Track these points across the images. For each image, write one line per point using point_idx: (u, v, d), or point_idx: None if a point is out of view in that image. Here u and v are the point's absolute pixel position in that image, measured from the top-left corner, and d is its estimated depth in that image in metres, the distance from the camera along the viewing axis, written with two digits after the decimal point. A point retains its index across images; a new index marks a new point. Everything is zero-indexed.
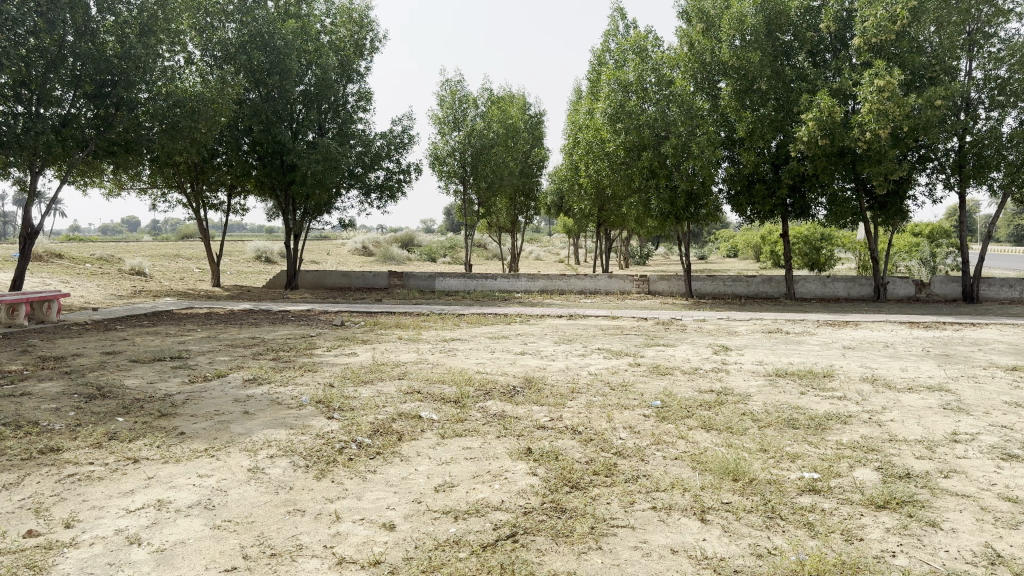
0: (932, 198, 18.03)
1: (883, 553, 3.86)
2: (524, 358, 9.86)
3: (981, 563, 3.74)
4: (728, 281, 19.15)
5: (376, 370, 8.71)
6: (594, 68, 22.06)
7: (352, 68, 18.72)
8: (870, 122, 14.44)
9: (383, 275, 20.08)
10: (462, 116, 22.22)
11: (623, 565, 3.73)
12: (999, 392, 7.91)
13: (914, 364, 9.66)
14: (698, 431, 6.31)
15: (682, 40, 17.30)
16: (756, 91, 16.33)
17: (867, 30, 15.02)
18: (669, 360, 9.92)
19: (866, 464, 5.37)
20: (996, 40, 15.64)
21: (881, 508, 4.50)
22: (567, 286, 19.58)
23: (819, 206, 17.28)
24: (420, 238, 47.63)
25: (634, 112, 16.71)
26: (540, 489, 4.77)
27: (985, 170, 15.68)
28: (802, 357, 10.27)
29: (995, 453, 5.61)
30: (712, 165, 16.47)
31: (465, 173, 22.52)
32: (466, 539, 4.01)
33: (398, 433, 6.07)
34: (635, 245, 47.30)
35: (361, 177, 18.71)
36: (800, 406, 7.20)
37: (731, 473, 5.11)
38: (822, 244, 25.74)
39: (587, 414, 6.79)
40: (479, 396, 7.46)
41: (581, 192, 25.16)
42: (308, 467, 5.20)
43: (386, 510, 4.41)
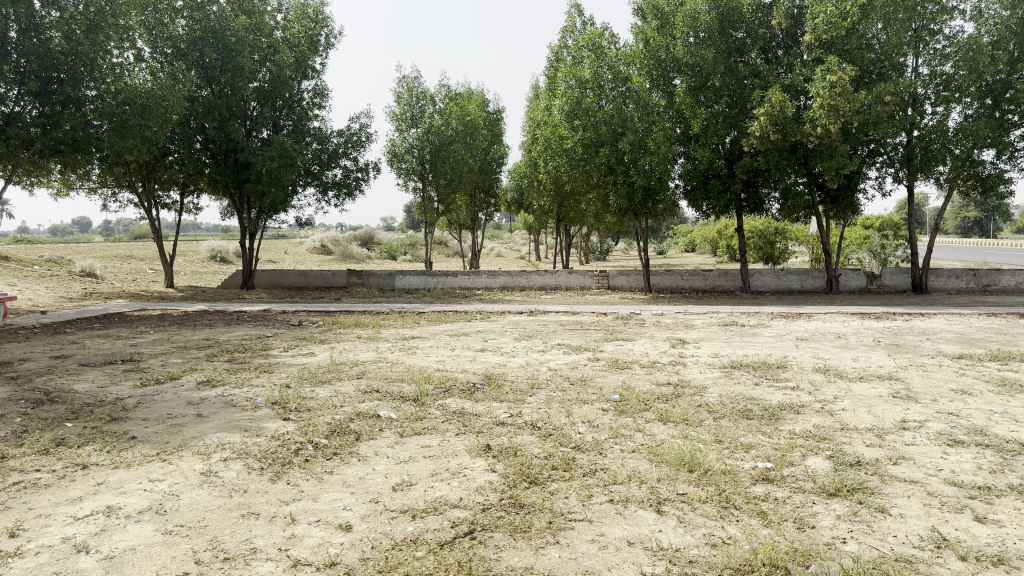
0: (881, 191, 18.43)
1: (834, 540, 3.93)
2: (484, 355, 9.85)
3: (928, 547, 3.83)
4: (686, 275, 19.35)
5: (333, 370, 8.62)
6: (551, 64, 22.07)
7: (307, 64, 18.52)
8: (820, 117, 14.71)
9: (342, 274, 19.89)
10: (420, 113, 21.98)
11: (580, 558, 3.74)
12: (946, 379, 8.13)
13: (866, 354, 9.87)
14: (656, 424, 6.36)
15: (637, 37, 17.34)
16: (710, 88, 16.50)
17: (818, 26, 15.27)
18: (628, 354, 9.99)
19: (818, 452, 5.46)
20: (941, 37, 16.07)
21: (833, 496, 4.57)
22: (527, 282, 19.62)
23: (772, 200, 17.56)
24: (380, 235, 47.34)
25: (592, 108, 16.77)
26: (498, 486, 4.76)
27: (932, 163, 16.04)
28: (757, 349, 10.42)
29: (942, 439, 5.76)
30: (668, 161, 16.63)
31: (423, 170, 22.35)
32: (424, 537, 3.98)
33: (355, 433, 6.00)
34: (595, 241, 47.45)
35: (317, 175, 18.48)
36: (754, 397, 7.30)
37: (686, 464, 5.16)
38: (776, 239, 26.15)
39: (547, 410, 6.79)
40: (439, 394, 7.41)
41: (541, 189, 25.22)
42: (263, 469, 5.12)
43: (342, 511, 4.36)
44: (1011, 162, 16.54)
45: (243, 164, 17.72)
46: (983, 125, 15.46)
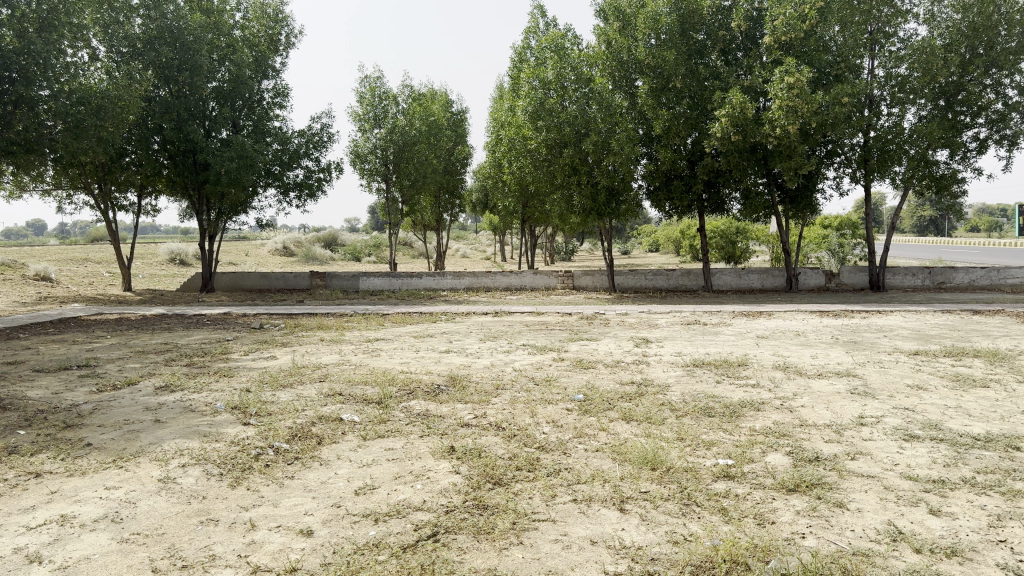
0: (839, 190, 18.76)
1: (794, 535, 3.97)
2: (448, 356, 9.81)
3: (884, 541, 3.89)
4: (650, 275, 19.49)
5: (295, 373, 8.52)
6: (514, 65, 22.08)
7: (267, 64, 18.31)
8: (779, 118, 14.91)
9: (304, 276, 19.68)
10: (383, 113, 21.86)
11: (543, 559, 3.74)
12: (902, 375, 8.30)
13: (824, 351, 10.02)
14: (619, 422, 6.39)
15: (599, 38, 17.45)
16: (671, 89, 16.63)
17: (777, 28, 15.46)
18: (593, 354, 10.03)
19: (778, 449, 5.53)
20: (896, 39, 16.40)
21: (792, 491, 4.63)
22: (492, 283, 19.61)
23: (733, 200, 17.78)
24: (343, 235, 47.03)
25: (555, 109, 16.81)
26: (462, 487, 4.74)
27: (888, 163, 16.36)
28: (719, 347, 10.54)
29: (898, 435, 5.87)
30: (631, 162, 16.73)
31: (387, 171, 22.19)
32: (387, 541, 3.94)
33: (317, 437, 5.94)
34: (560, 241, 47.63)
35: (278, 176, 18.25)
36: (716, 395, 7.37)
37: (650, 462, 5.19)
38: (738, 238, 26.52)
39: (511, 411, 6.78)
40: (403, 396, 7.37)
41: (505, 190, 25.24)
42: (222, 475, 5.04)
43: (303, 516, 4.30)
44: (963, 162, 16.94)
45: (202, 165, 17.45)
46: (936, 126, 15.79)
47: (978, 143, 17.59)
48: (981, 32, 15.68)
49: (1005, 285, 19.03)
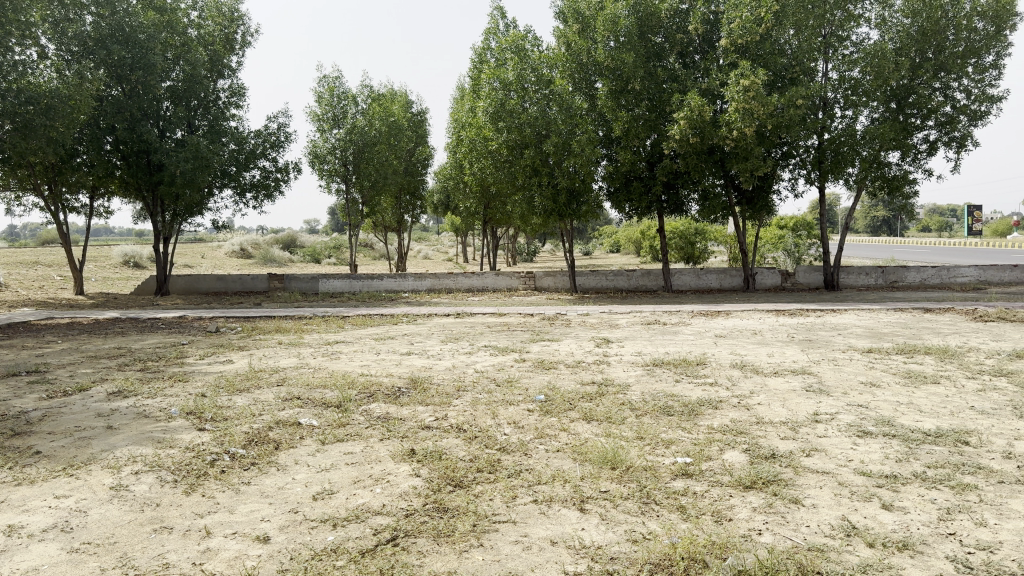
0: (794, 192, 19.07)
1: (750, 532, 4.02)
2: (409, 358, 9.76)
3: (839, 536, 3.96)
4: (610, 275, 19.59)
5: (252, 377, 8.39)
6: (474, 66, 22.07)
7: (222, 63, 18.04)
8: (736, 120, 15.08)
9: (262, 278, 19.40)
10: (342, 113, 21.64)
11: (504, 560, 3.72)
12: (855, 372, 8.47)
13: (780, 349, 10.19)
14: (580, 422, 6.41)
15: (559, 40, 17.52)
16: (630, 91, 16.73)
17: (733, 31, 15.66)
18: (554, 354, 10.06)
19: (735, 446, 5.60)
20: (849, 43, 16.75)
21: (749, 488, 4.68)
22: (453, 284, 19.55)
23: (691, 201, 17.96)
24: (302, 237, 46.61)
25: (516, 110, 16.82)
26: (422, 490, 4.71)
27: (842, 165, 16.67)
28: (678, 346, 10.65)
29: (851, 431, 5.97)
30: (591, 163, 16.82)
31: (347, 172, 21.93)
32: (345, 546, 3.89)
33: (275, 442, 5.85)
34: (521, 243, 47.77)
35: (235, 177, 17.98)
36: (675, 394, 7.44)
37: (610, 462, 5.21)
38: (696, 239, 26.87)
39: (472, 412, 6.76)
40: (363, 399, 7.30)
41: (466, 191, 25.20)
42: (177, 481, 4.93)
43: (259, 522, 4.23)
44: (914, 164, 17.34)
45: (157, 166, 17.13)
46: (888, 129, 16.13)
47: (928, 145, 18.03)
48: (929, 36, 16.07)
49: (955, 284, 19.52)
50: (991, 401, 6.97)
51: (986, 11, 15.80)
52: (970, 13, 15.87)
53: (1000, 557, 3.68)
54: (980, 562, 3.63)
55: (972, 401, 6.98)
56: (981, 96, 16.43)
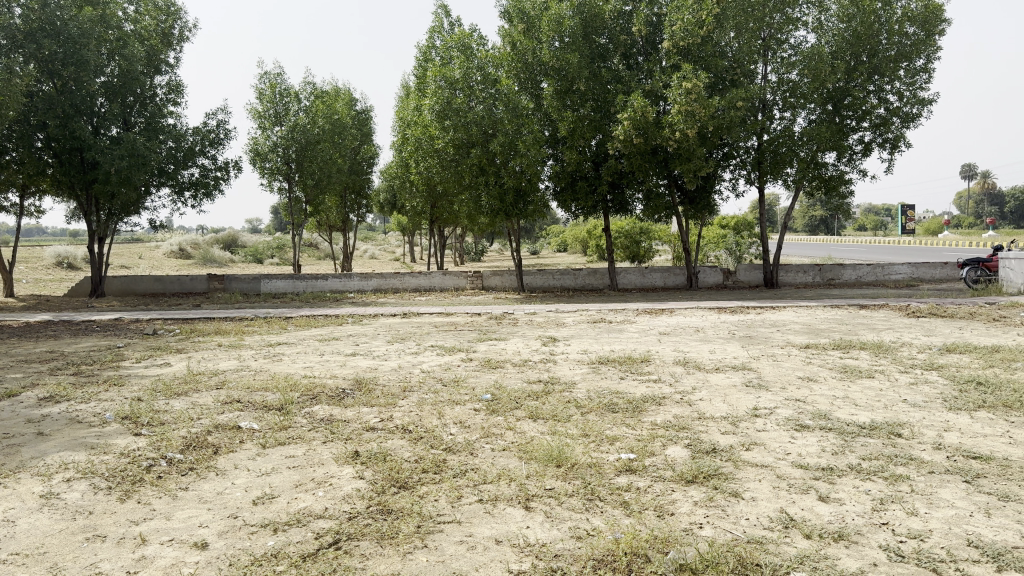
0: (736, 192, 19.45)
1: (691, 526, 4.07)
2: (354, 359, 9.66)
3: (777, 528, 4.04)
4: (557, 275, 19.69)
5: (190, 381, 8.18)
6: (419, 65, 21.94)
7: (159, 59, 17.57)
8: (678, 122, 15.29)
9: (202, 279, 18.96)
10: (284, 110, 21.26)
11: (448, 560, 3.71)
12: (793, 367, 8.68)
13: (722, 346, 10.38)
14: (526, 421, 6.41)
15: (504, 39, 17.54)
16: (575, 92, 16.84)
17: (675, 34, 15.87)
18: (500, 354, 10.06)
19: (678, 441, 5.67)
20: (787, 46, 17.18)
21: (690, 483, 4.75)
22: (400, 284, 19.40)
23: (636, 201, 18.15)
24: (245, 237, 45.76)
25: (462, 108, 16.78)
26: (366, 493, 4.65)
27: (781, 166, 17.08)
28: (623, 344, 10.75)
29: (789, 425, 6.11)
30: (537, 163, 16.89)
31: (289, 170, 21.58)
32: (286, 551, 3.83)
33: (214, 446, 5.72)
34: (468, 242, 47.67)
35: (172, 175, 17.53)
36: (619, 391, 7.51)
37: (555, 459, 5.23)
38: (641, 238, 27.22)
39: (418, 413, 6.72)
40: (306, 401, 7.19)
41: (412, 190, 25.04)
42: (111, 488, 4.79)
43: (197, 528, 4.13)
44: (850, 164, 17.82)
45: (90, 163, 16.64)
46: (825, 130, 16.55)
47: (863, 146, 18.55)
48: (863, 41, 16.51)
49: (888, 281, 20.14)
50: (922, 394, 7.21)
51: (915, 16, 16.36)
52: (901, 19, 16.41)
53: (929, 545, 3.80)
54: (911, 550, 3.74)
55: (905, 394, 7.20)
56: (912, 99, 16.97)
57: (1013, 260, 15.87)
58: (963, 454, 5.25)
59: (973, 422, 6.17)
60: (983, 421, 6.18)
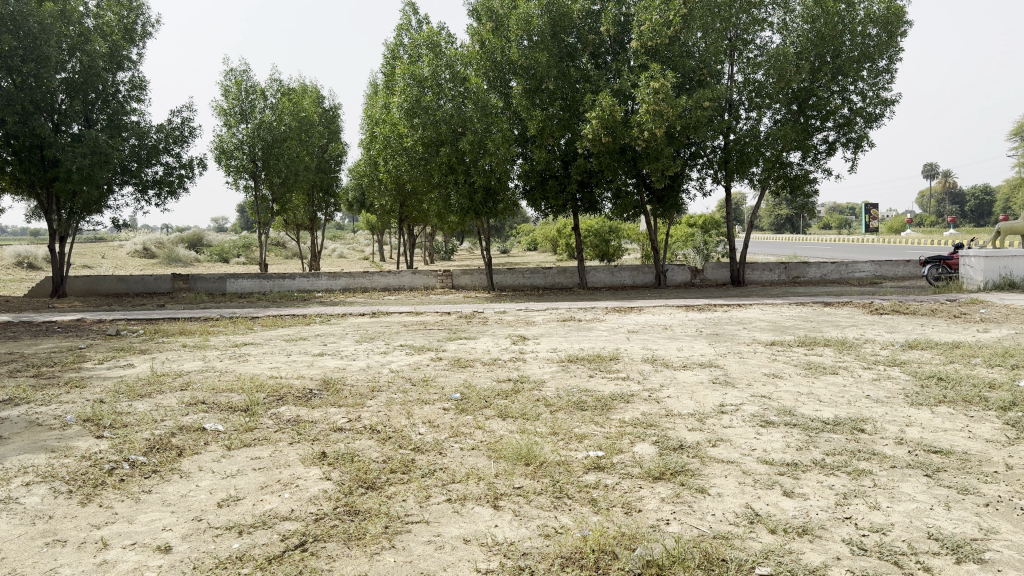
0: (703, 191, 19.63)
1: (658, 522, 4.10)
2: (322, 359, 9.57)
3: (743, 523, 4.08)
4: (527, 273, 19.69)
5: (154, 382, 8.05)
6: (386, 62, 21.81)
7: (121, 55, 17.26)
8: (647, 121, 15.37)
9: (166, 279, 18.68)
10: (250, 107, 20.99)
11: (416, 561, 3.70)
12: (759, 364, 8.78)
13: (689, 343, 10.47)
14: (496, 420, 6.40)
15: (473, 38, 17.52)
16: (544, 91, 16.88)
17: (643, 34, 15.96)
18: (470, 353, 10.04)
19: (645, 438, 5.71)
20: (753, 46, 17.42)
21: (657, 480, 4.79)
22: (369, 283, 19.26)
23: (604, 200, 18.25)
24: (210, 236, 45.14)
25: (431, 107, 16.65)
26: (333, 494, 4.61)
27: (746, 165, 17.29)
28: (592, 342, 10.80)
29: (755, 421, 6.18)
30: (506, 162, 16.90)
31: (255, 168, 21.32)
32: (251, 553, 3.78)
33: (178, 448, 5.64)
34: (438, 241, 47.48)
35: (136, 173, 17.24)
36: (588, 389, 7.54)
37: (523, 458, 5.24)
38: (610, 237, 27.38)
39: (387, 413, 6.69)
40: (272, 402, 7.11)
41: (381, 188, 24.91)
42: (71, 492, 4.69)
43: (160, 532, 4.07)
44: (814, 164, 18.09)
45: (51, 161, 16.30)
46: (789, 130, 16.76)
47: (827, 146, 18.84)
48: (827, 41, 16.71)
49: (852, 278, 20.48)
50: (884, 390, 7.33)
51: (878, 18, 16.65)
52: (864, 20, 16.68)
53: (891, 538, 3.87)
54: (873, 544, 3.80)
55: (868, 390, 7.32)
56: (875, 99, 17.27)
57: (972, 258, 16.21)
58: (923, 449, 5.36)
59: (934, 417, 6.29)
60: (944, 416, 6.30)
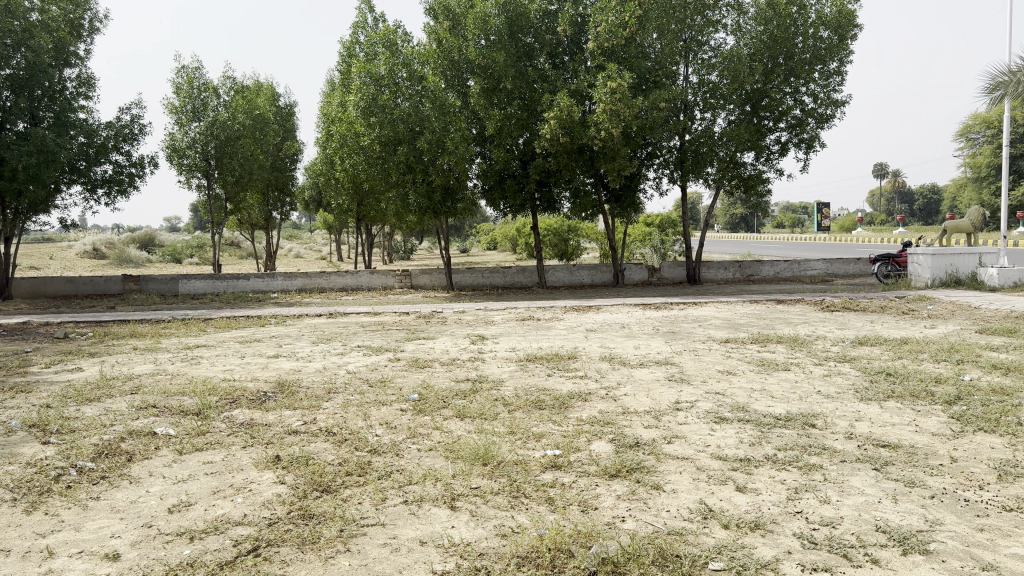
0: (659, 190, 19.84)
1: (614, 520, 4.14)
2: (277, 361, 9.45)
3: (697, 519, 4.14)
4: (486, 273, 19.65)
5: (103, 386, 7.88)
6: (342, 60, 21.61)
7: (68, 51, 16.80)
8: (603, 121, 15.46)
9: (116, 279, 18.26)
10: (202, 105, 20.60)
11: (371, 564, 3.67)
12: (714, 361, 8.91)
13: (646, 341, 10.57)
14: (453, 421, 6.39)
15: (430, 36, 17.44)
16: (501, 90, 16.88)
17: (600, 35, 16.06)
18: (429, 353, 10.00)
19: (602, 436, 5.75)
20: (707, 47, 17.68)
21: (614, 477, 4.83)
22: (326, 283, 19.05)
23: (563, 199, 18.33)
24: (162, 236, 44.24)
25: (388, 105, 16.51)
26: (287, 498, 4.56)
27: (702, 165, 17.51)
28: (550, 341, 10.85)
29: (709, 417, 6.27)
30: (465, 161, 16.86)
31: (208, 166, 20.93)
32: (202, 560, 3.72)
33: (127, 454, 5.52)
34: (396, 241, 47.24)
35: (85, 173, 16.81)
36: (546, 388, 7.57)
37: (481, 458, 5.24)
38: (569, 236, 27.55)
39: (343, 414, 6.64)
40: (225, 405, 7.01)
41: (338, 187, 24.69)
42: (15, 501, 4.57)
43: (108, 539, 3.99)
44: (768, 164, 18.37)
45: None
46: (743, 131, 17.03)
47: (780, 146, 19.19)
48: (780, 43, 17.01)
49: (804, 276, 20.86)
50: (834, 386, 7.49)
51: (829, 20, 17.00)
52: (816, 23, 17.02)
53: (841, 532, 3.95)
54: (823, 537, 3.89)
55: (819, 386, 7.49)
56: (827, 100, 17.63)
57: (921, 255, 16.51)
58: (873, 443, 5.48)
59: (882, 411, 6.45)
60: (892, 410, 6.46)
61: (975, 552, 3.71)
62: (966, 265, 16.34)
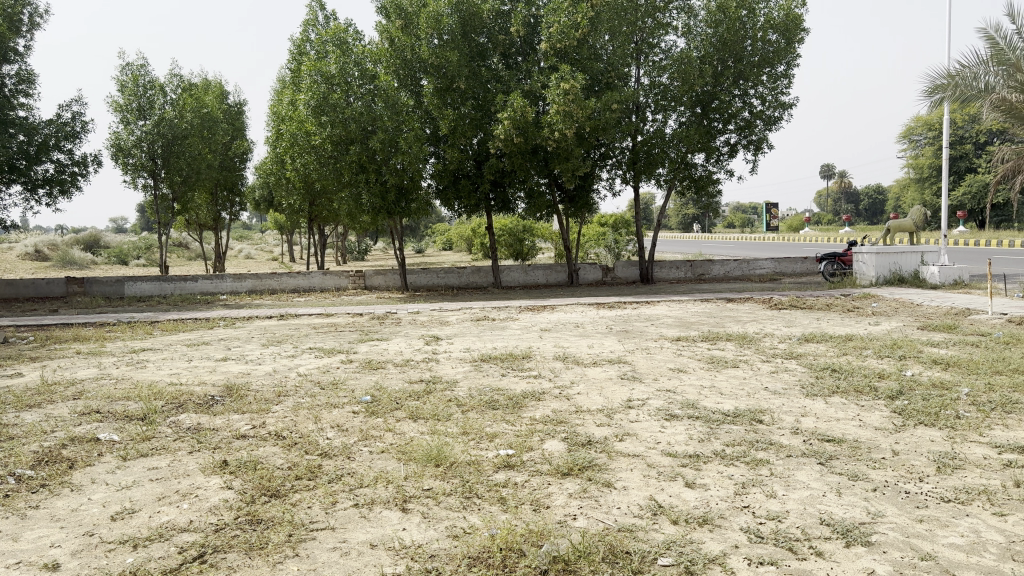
0: (612, 191, 20.00)
1: (566, 518, 4.17)
2: (226, 364, 9.29)
3: (646, 515, 4.19)
4: (441, 273, 19.59)
5: (44, 392, 7.65)
6: (293, 58, 21.36)
7: (6, 47, 16.32)
8: (557, 122, 15.54)
9: (59, 282, 17.78)
10: (148, 103, 20.13)
11: (320, 569, 3.64)
12: (665, 359, 9.03)
13: (599, 340, 10.66)
14: (406, 422, 6.38)
15: (382, 35, 17.31)
16: (455, 90, 16.83)
17: (552, 35, 16.20)
18: (382, 354, 9.94)
19: (554, 436, 5.78)
20: (658, 50, 17.88)
21: (565, 475, 4.86)
22: (278, 284, 18.81)
23: (517, 200, 18.36)
24: (107, 236, 43.19)
25: (340, 104, 16.35)
26: (235, 503, 4.49)
27: (654, 166, 17.72)
28: (504, 341, 10.87)
29: (659, 415, 6.35)
30: (419, 161, 16.76)
31: (155, 166, 20.39)
32: (146, 568, 3.65)
33: (69, 460, 5.39)
34: (349, 240, 46.82)
35: (25, 172, 16.36)
36: (500, 388, 7.58)
37: (433, 459, 5.23)
38: (524, 236, 27.64)
39: (294, 418, 6.56)
40: (171, 410, 6.87)
41: (289, 187, 24.41)
42: None
43: (47, 549, 3.88)
44: (717, 164, 18.66)
45: None
46: (693, 132, 17.29)
47: (729, 147, 19.50)
48: (730, 46, 17.27)
49: (754, 275, 21.25)
50: (782, 382, 7.65)
51: (777, 24, 17.29)
52: (764, 26, 17.30)
53: (786, 525, 4.04)
54: (769, 531, 3.97)
55: (767, 382, 7.65)
56: (774, 103, 17.97)
57: (867, 254, 16.88)
58: (818, 438, 5.61)
59: (828, 407, 6.61)
60: (837, 406, 6.62)
61: (913, 543, 3.83)
62: (909, 264, 16.77)
